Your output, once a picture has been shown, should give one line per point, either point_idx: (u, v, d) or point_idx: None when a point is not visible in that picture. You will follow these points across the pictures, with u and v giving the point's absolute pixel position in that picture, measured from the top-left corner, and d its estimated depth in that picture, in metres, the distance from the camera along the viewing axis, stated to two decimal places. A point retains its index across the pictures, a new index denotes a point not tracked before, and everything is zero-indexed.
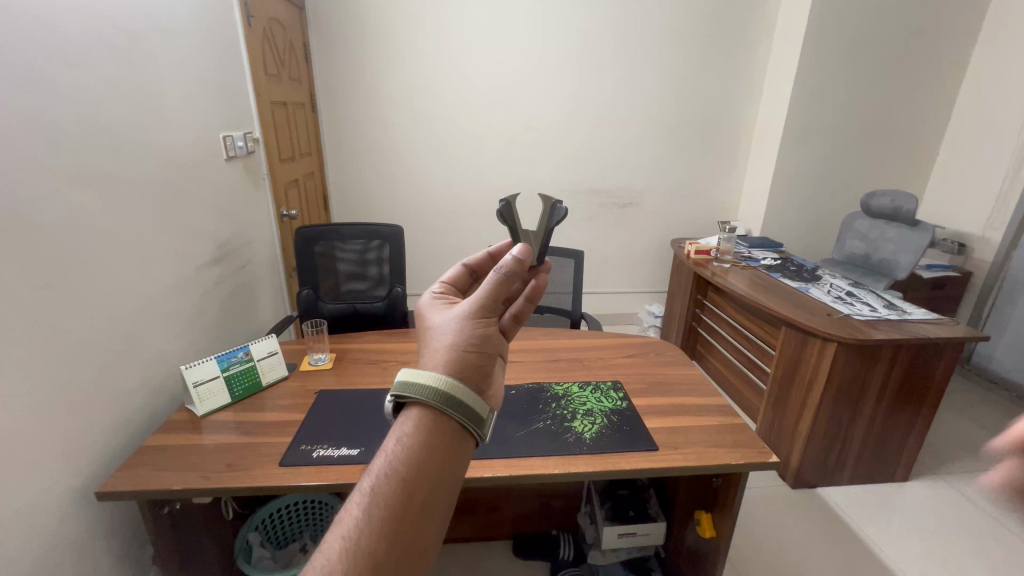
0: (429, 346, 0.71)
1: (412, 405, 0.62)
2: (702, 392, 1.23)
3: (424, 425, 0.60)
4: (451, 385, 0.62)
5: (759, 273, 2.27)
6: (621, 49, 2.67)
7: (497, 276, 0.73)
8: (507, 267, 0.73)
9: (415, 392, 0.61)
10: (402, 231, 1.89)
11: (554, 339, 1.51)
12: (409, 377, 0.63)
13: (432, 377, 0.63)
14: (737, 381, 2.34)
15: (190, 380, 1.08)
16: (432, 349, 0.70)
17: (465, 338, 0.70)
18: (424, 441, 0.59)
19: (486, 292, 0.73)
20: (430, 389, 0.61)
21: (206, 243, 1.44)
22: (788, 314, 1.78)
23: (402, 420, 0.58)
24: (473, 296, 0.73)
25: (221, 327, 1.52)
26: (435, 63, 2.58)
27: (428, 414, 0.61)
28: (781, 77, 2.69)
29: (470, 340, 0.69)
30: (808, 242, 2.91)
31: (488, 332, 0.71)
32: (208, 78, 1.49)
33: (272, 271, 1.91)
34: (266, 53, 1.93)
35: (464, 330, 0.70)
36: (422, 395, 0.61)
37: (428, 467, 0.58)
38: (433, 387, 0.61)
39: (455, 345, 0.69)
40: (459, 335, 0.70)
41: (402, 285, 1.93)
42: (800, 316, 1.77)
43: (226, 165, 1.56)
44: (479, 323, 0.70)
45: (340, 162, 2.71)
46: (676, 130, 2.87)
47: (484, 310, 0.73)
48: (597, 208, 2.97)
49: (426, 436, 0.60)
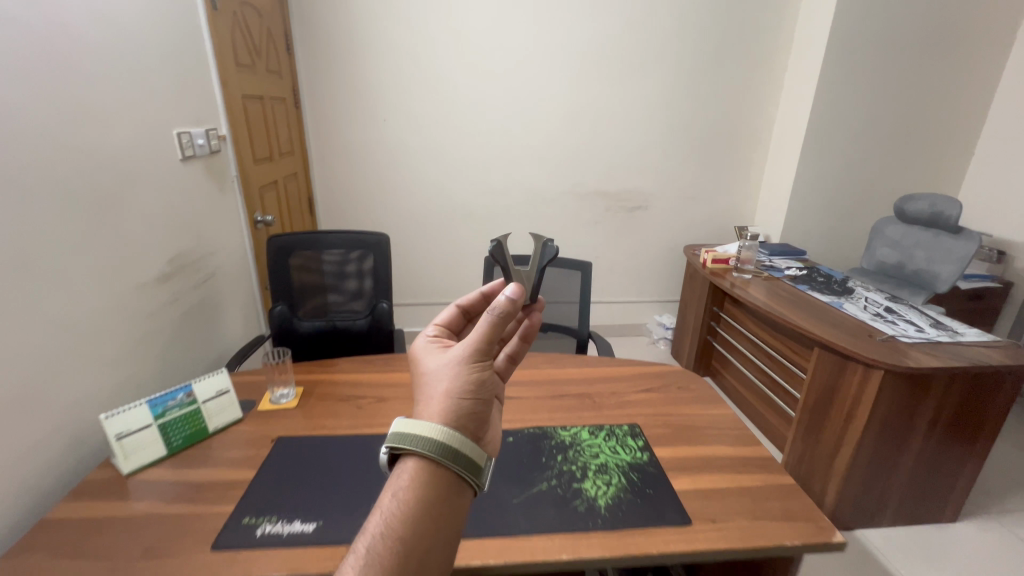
0: (422, 396, 0.65)
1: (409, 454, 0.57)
2: (739, 441, 1.02)
3: (421, 477, 0.55)
4: (449, 436, 0.57)
5: (782, 285, 2.06)
6: (631, 41, 2.47)
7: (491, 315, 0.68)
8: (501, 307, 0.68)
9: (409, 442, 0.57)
10: (388, 239, 1.68)
11: (559, 368, 1.30)
12: (405, 426, 0.58)
13: (428, 427, 0.58)
14: (759, 402, 2.13)
15: (112, 432, 0.87)
16: (426, 399, 0.64)
17: (461, 385, 0.65)
18: (421, 493, 0.55)
19: (480, 332, 0.68)
20: (426, 440, 0.57)
21: (153, 258, 1.24)
22: (824, 335, 1.57)
23: (398, 472, 0.55)
24: (467, 340, 0.68)
25: (172, 354, 1.31)
26: (429, 55, 2.38)
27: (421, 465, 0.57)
28: (804, 71, 2.48)
29: (465, 387, 0.65)
30: (832, 249, 2.70)
31: (484, 378, 0.66)
32: (157, 66, 1.29)
33: (242, 284, 1.71)
34: (236, 41, 1.73)
35: (460, 375, 0.65)
36: (419, 445, 0.57)
37: (426, 523, 0.53)
38: (427, 437, 0.57)
39: (449, 395, 0.64)
40: (454, 381, 0.64)
41: (388, 300, 1.72)
42: (837, 338, 1.56)
43: (181, 166, 1.36)
44: (475, 369, 0.65)
45: (326, 162, 2.50)
46: (689, 128, 2.66)
47: (479, 353, 0.67)
48: (603, 212, 2.77)
49: (423, 487, 0.55)
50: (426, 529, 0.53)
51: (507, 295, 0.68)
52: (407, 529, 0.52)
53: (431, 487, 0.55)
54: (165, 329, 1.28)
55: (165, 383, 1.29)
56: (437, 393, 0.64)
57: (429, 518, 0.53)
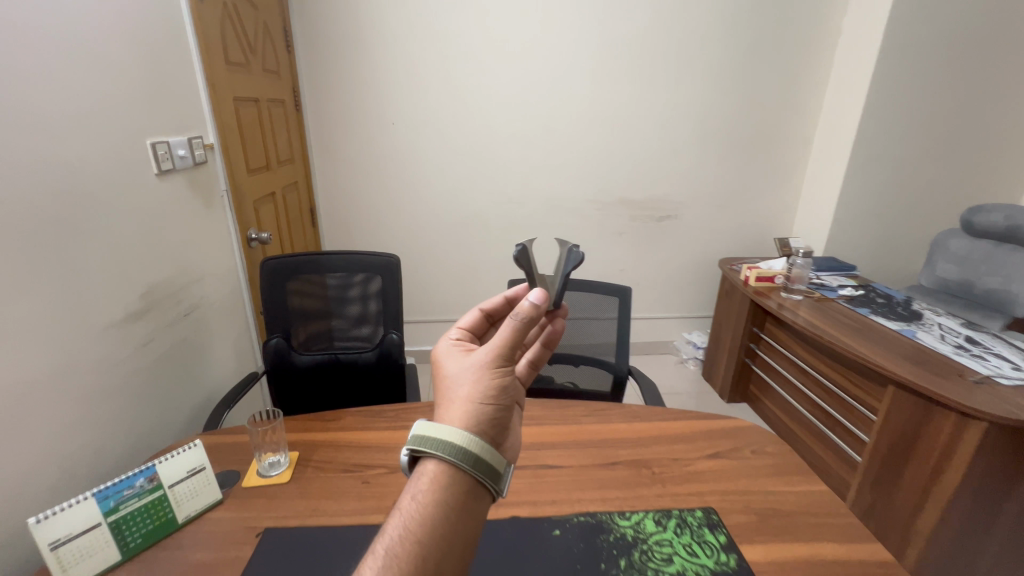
0: (440, 400, 0.60)
1: (427, 457, 0.54)
2: (846, 536, 0.81)
3: (443, 480, 0.53)
4: (470, 441, 0.54)
5: (838, 308, 1.83)
6: (664, 34, 2.24)
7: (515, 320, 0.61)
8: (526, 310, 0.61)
9: (427, 445, 0.53)
10: (398, 261, 1.48)
11: (604, 424, 1.09)
12: (423, 430, 0.55)
13: (448, 432, 0.54)
14: (808, 437, 1.90)
15: (45, 542, 0.66)
16: (444, 404, 0.59)
17: (481, 393, 0.58)
18: (444, 498, 0.52)
19: (503, 336, 0.61)
20: (450, 444, 0.53)
21: (121, 294, 1.03)
22: (905, 374, 1.35)
23: (420, 475, 0.53)
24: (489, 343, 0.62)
25: (143, 405, 1.10)
26: (441, 53, 2.17)
27: (443, 470, 0.53)
28: (854, 67, 2.24)
29: (486, 395, 0.58)
30: (881, 263, 2.47)
31: (505, 386, 0.60)
32: (127, 65, 1.08)
33: (234, 312, 1.51)
34: (228, 37, 1.53)
35: (481, 381, 0.59)
36: (441, 449, 0.53)
37: (449, 530, 0.50)
38: (449, 443, 0.53)
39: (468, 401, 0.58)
40: (474, 387, 0.58)
41: (399, 329, 1.51)
42: (921, 378, 1.34)
43: (157, 182, 1.16)
44: (496, 376, 0.59)
45: (330, 169, 2.30)
46: (724, 130, 2.43)
47: (503, 358, 0.61)
48: (629, 222, 2.55)
49: (447, 491, 0.52)
50: (448, 540, 0.50)
51: (533, 299, 0.61)
52: (430, 537, 0.49)
53: (455, 489, 0.53)
54: (133, 378, 1.07)
55: (135, 441, 1.08)
56: (455, 398, 0.58)
57: (451, 524, 0.51)
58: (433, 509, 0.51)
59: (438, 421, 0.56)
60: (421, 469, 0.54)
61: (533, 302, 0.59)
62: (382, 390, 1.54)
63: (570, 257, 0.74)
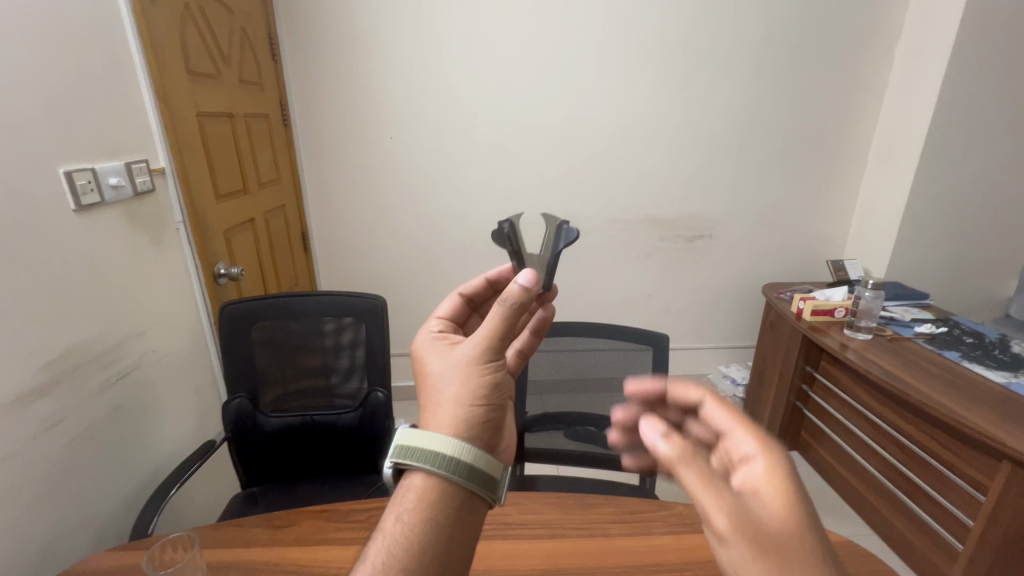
0: (427, 399, 0.60)
1: (414, 469, 0.55)
2: None
3: (429, 493, 0.54)
4: (460, 446, 0.54)
5: (917, 350, 1.52)
6: (696, 31, 1.95)
7: (502, 309, 0.59)
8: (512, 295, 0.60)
9: (412, 458, 0.54)
10: (384, 304, 1.23)
11: (640, 538, 0.81)
12: (406, 440, 0.55)
13: (437, 438, 0.55)
14: (878, 502, 1.58)
15: None
16: (434, 405, 0.58)
17: (472, 390, 0.58)
18: (432, 512, 0.53)
19: (491, 327, 0.60)
20: (437, 455, 0.54)
21: (12, 365, 0.84)
22: (1010, 445, 1.07)
23: (403, 495, 0.54)
24: (477, 335, 0.61)
25: (44, 492, 0.91)
26: (441, 58, 1.94)
27: (427, 485, 0.54)
28: (920, 61, 1.90)
29: (477, 392, 0.58)
30: (956, 289, 2.11)
31: (496, 379, 0.60)
32: (28, 75, 0.87)
33: (186, 361, 1.31)
34: (191, 44, 1.32)
35: (470, 378, 0.59)
36: (425, 463, 0.54)
37: (442, 542, 0.52)
38: (435, 456, 0.54)
39: (460, 400, 0.58)
40: (464, 385, 0.58)
41: (385, 386, 1.27)
42: None
43: (70, 219, 0.95)
44: (486, 370, 0.59)
45: (324, 190, 2.09)
46: (766, 139, 2.13)
47: (492, 350, 0.60)
48: (657, 243, 2.26)
49: (435, 504, 0.53)
50: (441, 553, 0.52)
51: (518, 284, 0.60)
52: (419, 553, 0.51)
53: (444, 502, 0.54)
54: (25, 475, 0.87)
55: (30, 543, 0.88)
56: (444, 395, 0.59)
57: (443, 534, 0.53)
58: (420, 525, 0.53)
59: (427, 427, 0.57)
60: (407, 480, 0.56)
61: (521, 288, 0.59)
62: (366, 454, 1.31)
63: (560, 234, 0.70)
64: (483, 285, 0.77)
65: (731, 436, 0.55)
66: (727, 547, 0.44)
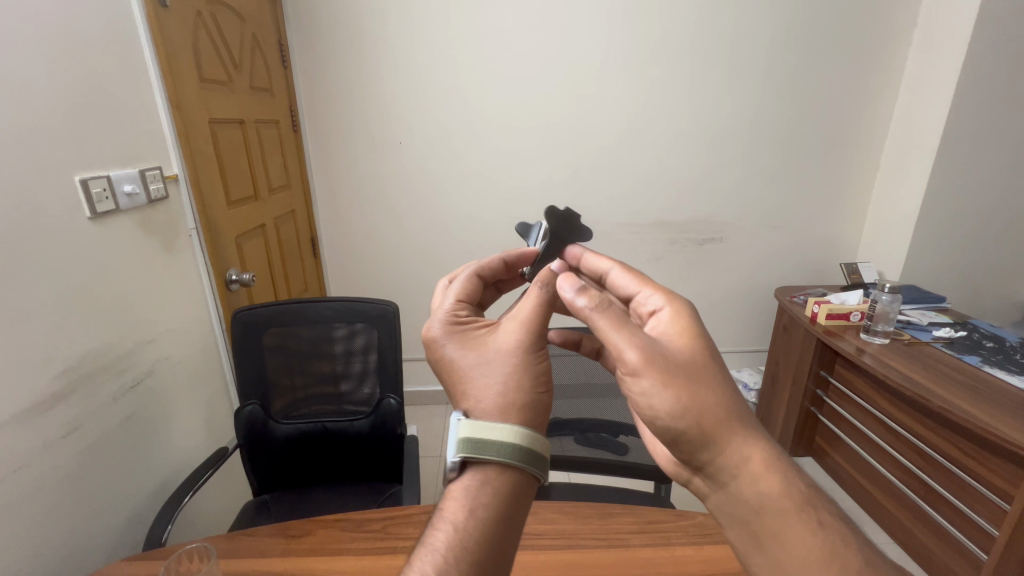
0: (482, 389, 0.59)
1: (483, 462, 0.54)
2: None
3: (500, 486, 0.54)
4: (534, 438, 0.55)
5: (936, 355, 1.49)
6: (706, 33, 1.94)
7: (544, 293, 0.64)
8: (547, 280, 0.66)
9: (490, 451, 0.54)
10: (396, 310, 1.22)
11: (660, 548, 0.80)
12: (477, 433, 0.54)
13: (511, 430, 0.55)
14: (897, 510, 1.55)
15: None
16: (496, 393, 0.58)
17: (532, 376, 0.60)
18: (503, 504, 0.54)
19: (538, 312, 0.63)
20: (512, 448, 0.54)
21: (29, 374, 0.84)
22: None
23: (476, 489, 0.53)
24: (524, 321, 0.63)
25: (60, 499, 0.91)
26: (450, 63, 1.94)
27: (499, 478, 0.54)
28: (934, 61, 1.87)
29: (536, 377, 0.60)
30: (972, 293, 2.08)
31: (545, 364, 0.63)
32: (44, 85, 0.87)
33: (198, 367, 1.31)
34: (204, 52, 1.33)
35: (528, 367, 0.60)
36: (499, 456, 0.54)
37: (510, 532, 0.53)
38: (515, 448, 0.54)
39: (524, 386, 0.59)
40: (523, 371, 0.59)
41: (397, 393, 1.26)
42: None
43: (85, 227, 0.95)
44: (540, 354, 0.61)
45: (333, 195, 2.10)
46: (777, 142, 2.11)
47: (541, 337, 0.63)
48: (667, 246, 2.25)
49: (505, 496, 0.54)
50: (507, 543, 0.53)
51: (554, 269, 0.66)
52: (491, 544, 0.52)
53: (514, 493, 0.55)
54: (39, 486, 0.86)
55: (46, 550, 0.88)
56: (505, 385, 0.58)
57: (511, 526, 0.54)
58: (490, 518, 0.53)
59: (492, 419, 0.56)
60: (474, 471, 0.54)
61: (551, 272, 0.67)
62: (378, 460, 1.30)
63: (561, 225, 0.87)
64: (497, 262, 0.77)
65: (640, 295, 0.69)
66: (641, 373, 0.56)
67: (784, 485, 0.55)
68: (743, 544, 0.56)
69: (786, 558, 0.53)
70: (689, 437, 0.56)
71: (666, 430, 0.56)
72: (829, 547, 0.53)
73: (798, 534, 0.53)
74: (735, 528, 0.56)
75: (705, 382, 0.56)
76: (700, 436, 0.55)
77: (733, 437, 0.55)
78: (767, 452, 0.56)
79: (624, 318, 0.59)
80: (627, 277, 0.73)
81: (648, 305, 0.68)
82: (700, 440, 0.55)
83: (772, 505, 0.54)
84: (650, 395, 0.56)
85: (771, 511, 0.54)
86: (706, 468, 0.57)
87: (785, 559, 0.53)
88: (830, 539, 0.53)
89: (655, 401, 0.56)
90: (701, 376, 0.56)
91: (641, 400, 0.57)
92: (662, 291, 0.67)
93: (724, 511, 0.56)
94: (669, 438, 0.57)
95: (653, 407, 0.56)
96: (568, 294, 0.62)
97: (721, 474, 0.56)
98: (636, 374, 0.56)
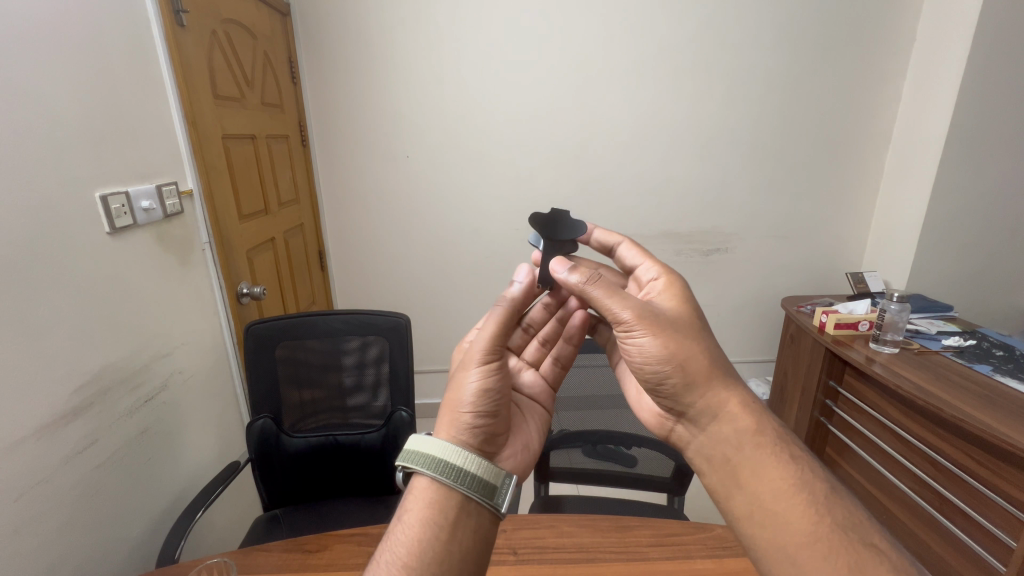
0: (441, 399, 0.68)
1: (417, 473, 0.60)
2: None
3: (429, 495, 0.57)
4: (446, 447, 0.59)
5: (946, 363, 1.49)
6: (708, 47, 1.98)
7: (495, 312, 0.69)
8: (506, 301, 0.70)
9: (407, 460, 0.59)
10: (407, 322, 1.22)
11: (680, 562, 0.79)
12: (408, 447, 0.61)
13: (429, 443, 0.60)
14: (910, 521, 1.53)
15: None
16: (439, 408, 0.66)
17: (465, 395, 0.64)
18: (433, 512, 0.56)
19: (487, 334, 0.68)
20: (430, 457, 0.58)
21: (47, 390, 0.84)
22: None
23: (407, 500, 0.58)
24: (474, 343, 0.68)
25: (77, 520, 0.90)
26: (457, 78, 1.97)
27: (425, 485, 0.58)
28: (934, 73, 1.90)
29: (470, 396, 0.64)
30: (976, 301, 2.09)
31: (486, 384, 0.65)
32: (69, 105, 0.89)
33: (211, 382, 1.31)
34: (218, 68, 1.35)
35: (464, 383, 0.65)
36: (420, 463, 0.58)
37: (441, 542, 0.55)
38: (424, 454, 0.58)
39: (453, 403, 0.64)
40: (457, 391, 0.65)
41: (407, 407, 1.25)
42: None
43: (105, 242, 0.96)
44: (477, 374, 0.65)
45: (341, 208, 2.12)
46: (780, 152, 2.13)
47: (484, 359, 0.67)
48: (674, 257, 2.26)
49: (434, 504, 0.57)
50: (441, 550, 0.54)
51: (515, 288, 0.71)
52: (422, 555, 0.54)
53: (440, 500, 0.57)
54: (57, 505, 0.86)
55: (60, 569, 0.87)
56: (445, 397, 0.66)
57: (440, 531, 0.55)
58: (416, 528, 0.55)
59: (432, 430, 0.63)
60: (413, 482, 0.60)
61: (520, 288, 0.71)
62: (389, 473, 1.29)
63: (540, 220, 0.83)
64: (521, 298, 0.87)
65: (642, 268, 0.78)
66: (634, 327, 0.66)
67: (758, 423, 0.64)
68: (722, 482, 0.62)
69: (760, 489, 0.59)
70: (676, 385, 0.66)
71: (653, 376, 0.66)
72: (798, 479, 0.59)
73: (771, 466, 0.60)
74: (714, 465, 0.63)
75: (691, 335, 0.66)
76: (687, 383, 0.65)
77: (715, 384, 0.65)
78: (742, 400, 0.65)
79: (618, 287, 0.70)
80: (632, 254, 0.81)
81: (646, 277, 0.77)
82: (685, 386, 0.65)
83: (750, 442, 0.62)
84: (641, 345, 0.66)
85: (748, 447, 0.62)
86: (690, 412, 0.66)
87: (762, 491, 0.59)
88: (800, 472, 0.60)
89: (645, 350, 0.66)
90: (689, 332, 0.67)
91: (634, 352, 0.67)
92: (660, 266, 0.76)
93: (708, 452, 0.64)
94: (658, 378, 0.66)
95: (645, 356, 0.66)
96: (562, 274, 0.73)
97: (704, 417, 0.65)
98: (629, 331, 0.67)
